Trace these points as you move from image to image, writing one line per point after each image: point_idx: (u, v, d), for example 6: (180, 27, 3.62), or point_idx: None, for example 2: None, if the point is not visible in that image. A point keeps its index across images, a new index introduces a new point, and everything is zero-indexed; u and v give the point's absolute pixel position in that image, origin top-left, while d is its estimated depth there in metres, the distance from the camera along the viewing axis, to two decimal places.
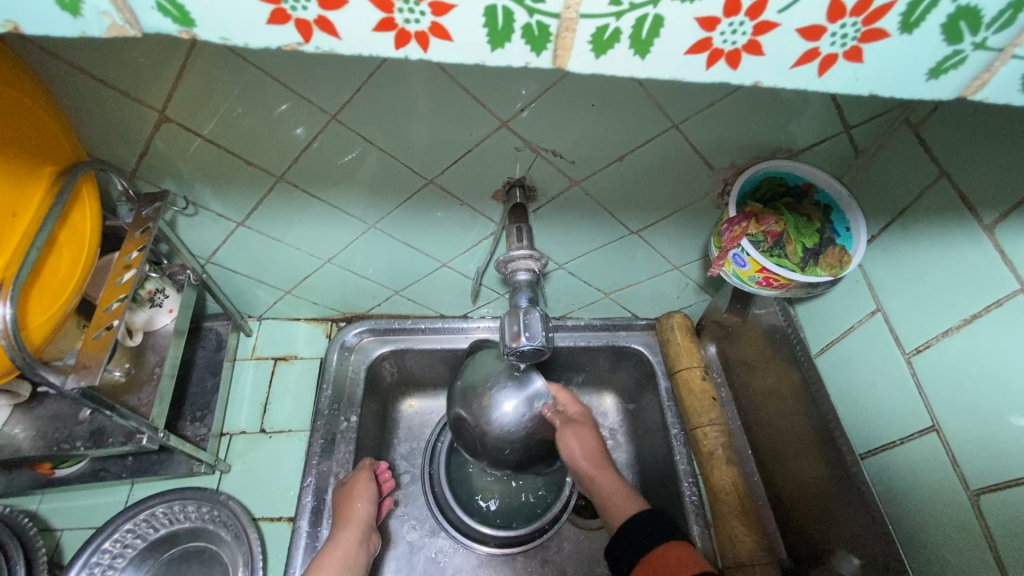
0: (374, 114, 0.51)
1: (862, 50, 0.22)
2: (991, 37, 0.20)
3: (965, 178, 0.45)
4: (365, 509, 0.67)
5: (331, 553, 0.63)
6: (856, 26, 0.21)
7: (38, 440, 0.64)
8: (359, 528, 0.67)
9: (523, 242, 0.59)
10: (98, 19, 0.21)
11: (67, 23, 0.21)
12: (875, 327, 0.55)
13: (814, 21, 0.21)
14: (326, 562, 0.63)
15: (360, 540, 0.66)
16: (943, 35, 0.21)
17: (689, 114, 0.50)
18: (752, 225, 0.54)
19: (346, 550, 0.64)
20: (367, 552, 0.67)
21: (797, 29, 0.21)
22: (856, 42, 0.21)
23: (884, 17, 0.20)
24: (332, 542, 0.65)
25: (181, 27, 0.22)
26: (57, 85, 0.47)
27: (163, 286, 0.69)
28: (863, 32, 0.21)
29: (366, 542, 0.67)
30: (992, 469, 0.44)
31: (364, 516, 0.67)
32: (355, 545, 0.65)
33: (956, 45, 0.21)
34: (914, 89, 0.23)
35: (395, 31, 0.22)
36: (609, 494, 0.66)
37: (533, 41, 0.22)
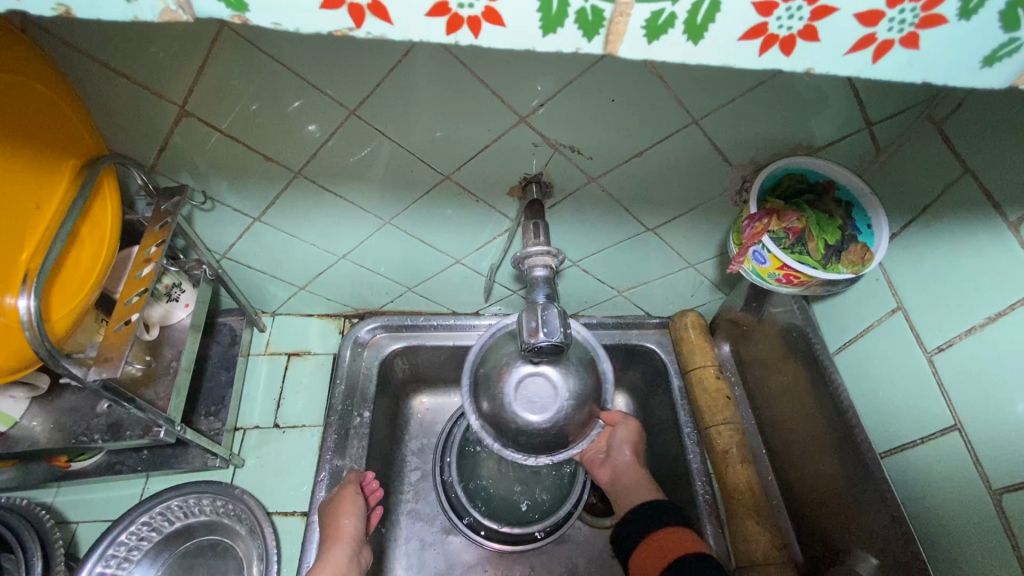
0: (393, 110, 0.51)
1: (920, 36, 0.21)
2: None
3: (990, 175, 0.45)
4: (354, 525, 0.66)
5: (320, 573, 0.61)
6: (915, 12, 0.21)
7: (56, 432, 0.64)
8: (348, 544, 0.65)
9: (541, 238, 0.59)
10: (153, 4, 0.21)
11: (121, 7, 0.21)
12: (895, 326, 0.55)
13: (874, 7, 0.21)
14: None
15: (351, 556, 0.65)
16: (1001, 23, 0.20)
17: (709, 110, 0.50)
18: (773, 222, 0.54)
19: (336, 568, 0.62)
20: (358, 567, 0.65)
21: (856, 14, 0.21)
22: (914, 28, 0.21)
23: (944, 3, 0.20)
24: (322, 561, 0.63)
25: (234, 12, 0.22)
26: (81, 78, 0.48)
27: (179, 280, 0.69)
28: (921, 18, 0.21)
29: (357, 557, 0.66)
30: (1016, 469, 0.44)
31: (354, 531, 0.66)
32: (346, 561, 0.64)
33: (1013, 33, 0.21)
34: (967, 77, 0.23)
35: (448, 16, 0.22)
36: (633, 485, 0.70)
37: (586, 26, 0.22)
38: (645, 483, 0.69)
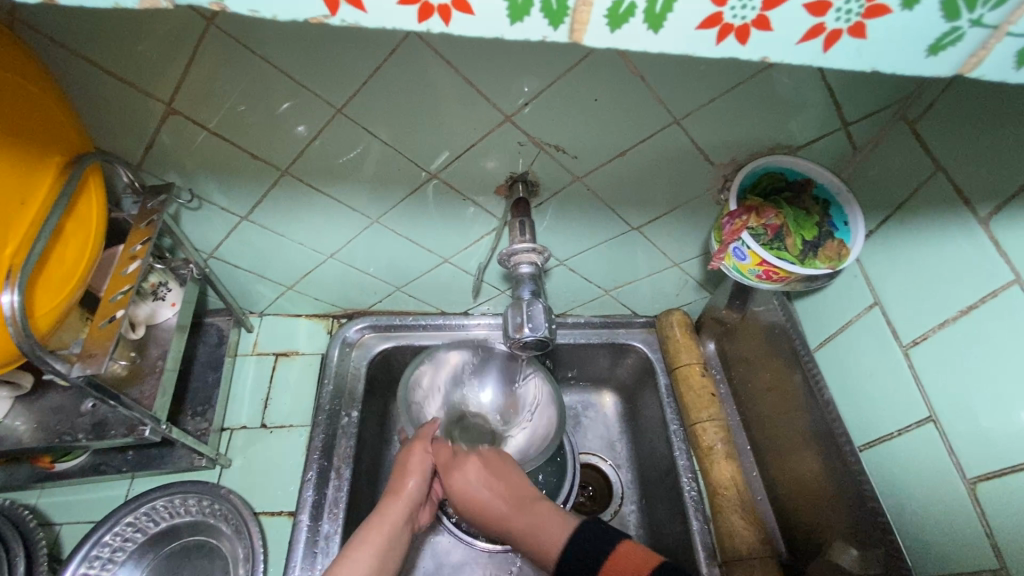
0: (379, 109, 0.52)
1: (866, 26, 0.22)
2: (988, 14, 0.21)
3: (960, 173, 0.46)
4: (418, 487, 0.63)
5: (376, 528, 0.58)
6: (860, 2, 0.21)
7: (40, 432, 0.64)
8: (406, 504, 0.61)
9: (526, 236, 0.59)
10: None
11: None
12: (873, 321, 0.56)
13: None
14: (370, 533, 0.57)
15: (408, 514, 0.61)
16: (942, 13, 0.21)
17: (690, 110, 0.51)
18: (752, 218, 0.55)
19: (391, 525, 0.59)
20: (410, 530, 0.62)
21: (804, 5, 0.22)
22: (860, 18, 0.22)
23: None
24: (381, 511, 0.60)
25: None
26: (67, 76, 0.48)
27: (166, 279, 0.70)
28: (866, 8, 0.22)
29: (411, 521, 0.62)
30: (990, 458, 0.45)
31: (415, 494, 0.62)
32: (401, 522, 0.60)
33: (954, 22, 0.22)
34: (915, 65, 0.24)
35: (418, 5, 0.23)
36: (533, 529, 0.60)
37: (551, 15, 0.23)
38: (547, 521, 0.59)
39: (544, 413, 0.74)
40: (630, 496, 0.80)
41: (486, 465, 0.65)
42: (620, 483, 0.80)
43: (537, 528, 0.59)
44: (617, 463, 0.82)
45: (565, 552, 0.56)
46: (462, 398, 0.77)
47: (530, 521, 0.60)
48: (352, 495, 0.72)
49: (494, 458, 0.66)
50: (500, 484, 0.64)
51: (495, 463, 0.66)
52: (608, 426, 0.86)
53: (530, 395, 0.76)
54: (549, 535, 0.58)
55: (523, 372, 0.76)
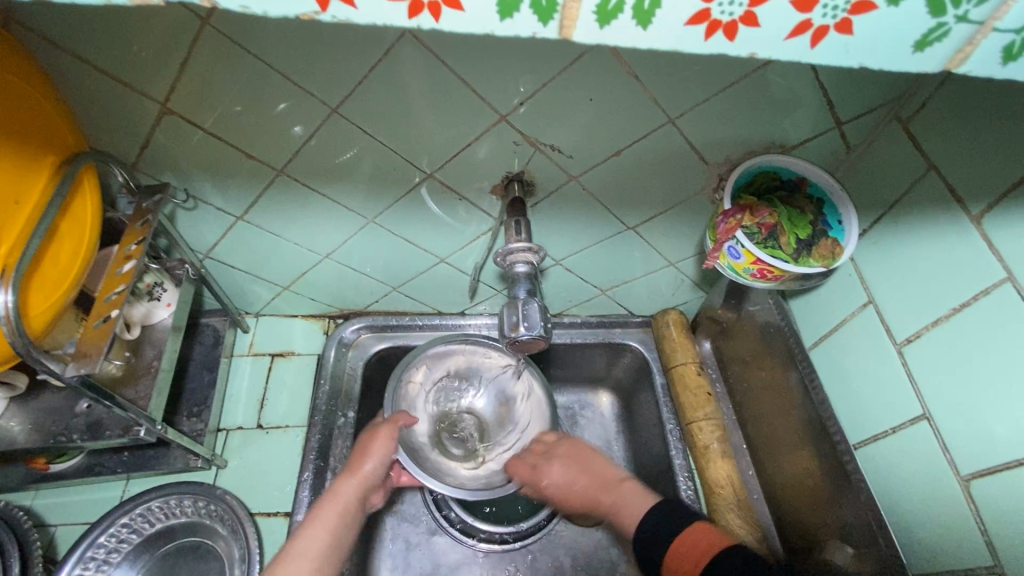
0: (375, 109, 0.52)
1: (853, 22, 0.23)
2: (973, 10, 0.21)
3: (952, 173, 0.47)
4: (375, 468, 0.64)
5: (330, 504, 0.60)
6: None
7: (34, 432, 0.64)
8: (360, 483, 0.62)
9: (522, 235, 0.60)
10: None
11: None
12: (867, 320, 0.56)
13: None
14: (324, 509, 0.59)
15: (361, 496, 0.62)
16: (928, 8, 0.22)
17: (685, 109, 0.51)
18: (747, 216, 0.55)
19: (341, 502, 0.60)
20: (362, 512, 0.63)
21: (790, 1, 0.22)
22: (846, 14, 0.22)
23: None
24: (332, 494, 0.61)
25: None
26: (61, 75, 0.48)
27: (161, 279, 0.69)
28: (852, 4, 0.22)
29: (366, 501, 0.63)
30: (983, 456, 0.45)
31: (373, 474, 0.63)
32: (354, 499, 0.61)
33: (940, 18, 0.22)
34: (902, 61, 0.24)
35: (410, 1, 0.23)
36: (620, 506, 0.59)
37: (541, 11, 0.23)
38: (639, 495, 0.58)
39: (534, 422, 0.75)
40: None
41: (576, 455, 0.65)
42: None
43: (622, 505, 0.58)
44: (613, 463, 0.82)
45: (643, 521, 0.54)
46: (455, 399, 0.78)
47: (617, 496, 0.59)
48: None
49: (575, 450, 0.66)
50: (583, 474, 0.64)
51: (586, 453, 0.66)
52: (604, 426, 0.86)
53: (522, 402, 0.76)
54: (633, 507, 0.57)
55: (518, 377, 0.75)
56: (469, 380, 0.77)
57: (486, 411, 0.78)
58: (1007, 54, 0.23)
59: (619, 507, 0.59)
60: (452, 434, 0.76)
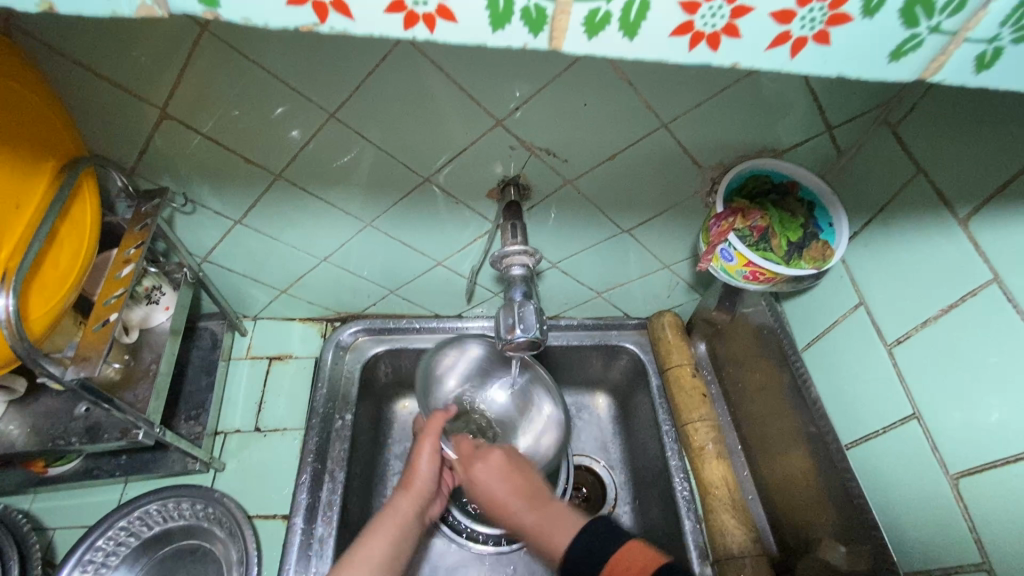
0: (372, 113, 0.53)
1: (829, 34, 0.23)
2: (945, 22, 0.22)
3: (941, 175, 0.47)
4: (426, 479, 0.65)
5: (387, 519, 0.61)
6: (822, 10, 0.23)
7: (32, 436, 0.64)
8: (418, 496, 0.64)
9: (518, 238, 0.60)
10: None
11: (100, 3, 0.22)
12: (858, 321, 0.57)
13: (785, 6, 0.23)
14: (381, 524, 0.60)
15: (418, 510, 0.63)
16: (901, 20, 0.23)
17: (677, 114, 0.52)
18: (739, 219, 0.56)
19: (400, 517, 0.61)
20: (421, 522, 0.64)
21: (770, 13, 0.23)
22: (823, 26, 0.23)
23: (848, 2, 0.22)
24: (390, 508, 0.62)
25: (206, 8, 0.23)
26: (61, 81, 0.48)
27: (160, 283, 0.70)
28: (829, 16, 0.23)
29: (424, 513, 0.64)
30: (971, 455, 0.46)
31: (424, 486, 0.65)
32: (412, 513, 0.63)
33: (914, 29, 0.23)
34: (878, 71, 0.25)
35: (405, 13, 0.23)
36: (543, 523, 0.57)
37: (531, 23, 0.24)
38: (568, 517, 0.56)
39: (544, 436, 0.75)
40: (624, 497, 0.80)
41: (513, 462, 0.63)
42: (613, 484, 0.81)
43: (550, 524, 0.56)
44: (610, 464, 0.83)
45: (569, 546, 0.52)
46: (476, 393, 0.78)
47: (542, 515, 0.57)
48: (346, 498, 0.72)
49: (509, 456, 0.64)
50: (515, 479, 0.62)
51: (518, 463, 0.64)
52: (601, 428, 0.86)
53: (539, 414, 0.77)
54: (557, 530, 0.55)
55: (539, 391, 0.77)
56: (492, 382, 0.78)
57: (501, 415, 0.78)
58: (980, 63, 0.24)
59: (544, 526, 0.56)
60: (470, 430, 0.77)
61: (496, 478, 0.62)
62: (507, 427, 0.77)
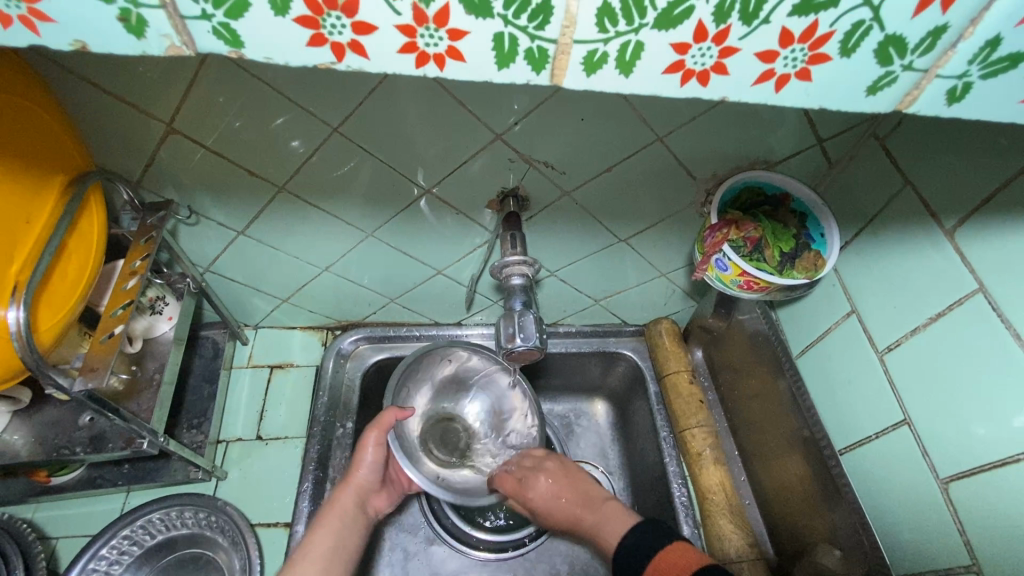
0: (374, 127, 0.54)
1: (811, 71, 0.25)
2: (917, 60, 0.24)
3: (928, 188, 0.49)
4: (369, 474, 0.66)
5: (329, 514, 0.63)
6: (804, 51, 0.24)
7: (37, 446, 0.65)
8: (357, 490, 0.66)
9: (517, 249, 0.62)
10: (159, 41, 0.24)
11: (131, 43, 0.24)
12: (851, 328, 0.58)
13: (768, 47, 0.24)
14: (325, 519, 0.63)
15: (360, 501, 0.66)
16: (877, 59, 0.24)
17: (672, 128, 0.53)
18: (732, 231, 0.57)
19: (342, 511, 0.64)
20: (365, 513, 0.66)
21: (756, 53, 0.25)
22: (804, 64, 0.25)
23: (826, 44, 0.24)
24: (331, 501, 0.64)
25: (231, 48, 0.25)
26: (70, 99, 0.49)
27: (163, 294, 0.70)
28: (810, 56, 0.24)
29: (365, 505, 0.67)
30: (960, 460, 0.47)
31: (367, 481, 0.66)
32: (354, 506, 0.65)
33: (888, 67, 0.25)
34: (857, 103, 0.27)
35: (416, 52, 0.25)
36: (603, 522, 0.63)
37: (534, 62, 0.25)
38: (625, 513, 0.63)
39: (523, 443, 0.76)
40: (623, 503, 0.81)
41: (564, 472, 0.69)
42: (612, 489, 0.82)
43: (604, 523, 0.62)
44: (609, 470, 0.84)
45: (625, 537, 0.59)
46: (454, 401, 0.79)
47: (599, 515, 0.63)
48: None
49: (564, 469, 0.69)
50: (570, 490, 0.67)
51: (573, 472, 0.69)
52: (600, 434, 0.87)
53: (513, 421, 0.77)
54: (613, 524, 0.62)
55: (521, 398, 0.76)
56: (469, 388, 0.79)
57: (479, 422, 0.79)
58: (952, 96, 0.26)
59: (601, 524, 0.63)
60: (444, 438, 0.78)
61: (553, 488, 0.67)
62: (480, 432, 0.78)
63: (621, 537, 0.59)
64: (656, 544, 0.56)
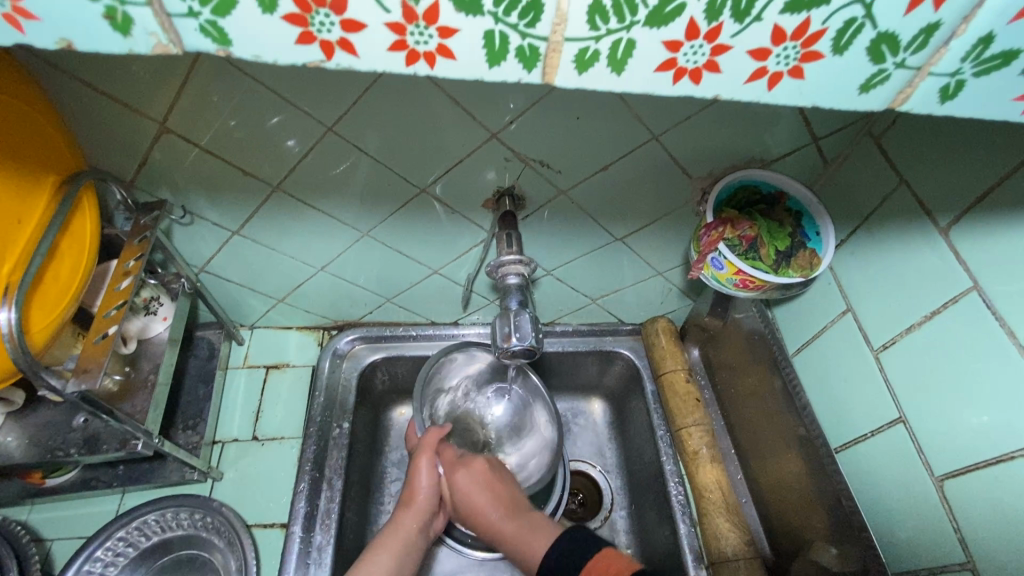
0: (368, 126, 0.54)
1: (803, 69, 0.25)
2: (909, 58, 0.24)
3: (923, 187, 0.49)
4: (430, 496, 0.64)
5: (390, 538, 0.60)
6: (796, 49, 0.24)
7: (31, 447, 0.64)
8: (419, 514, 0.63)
9: (513, 248, 0.61)
10: (146, 39, 0.24)
11: (118, 42, 0.24)
12: (846, 326, 0.58)
13: (761, 44, 0.24)
14: (387, 543, 0.60)
15: (422, 526, 0.63)
16: (869, 57, 0.24)
17: (668, 127, 0.53)
18: (728, 229, 0.57)
19: (404, 536, 0.61)
20: (426, 538, 0.63)
21: (748, 51, 0.24)
22: (797, 62, 0.25)
23: (818, 41, 0.24)
24: (394, 526, 0.62)
25: (220, 46, 0.24)
26: (61, 98, 0.49)
27: (157, 294, 0.70)
28: (802, 53, 0.24)
29: (427, 529, 0.64)
30: (954, 457, 0.47)
31: (427, 503, 0.64)
32: (416, 531, 0.62)
33: (881, 65, 0.25)
34: (850, 101, 0.26)
35: (406, 50, 0.25)
36: (525, 528, 0.61)
37: (525, 60, 0.25)
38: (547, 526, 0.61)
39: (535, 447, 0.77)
40: (620, 502, 0.81)
41: (489, 474, 0.65)
42: (609, 488, 0.82)
43: (528, 535, 0.60)
44: (606, 469, 0.84)
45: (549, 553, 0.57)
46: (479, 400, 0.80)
47: (518, 526, 0.61)
48: (344, 505, 0.73)
49: (489, 466, 0.67)
50: (489, 486, 0.64)
51: (495, 473, 0.66)
52: (596, 433, 0.87)
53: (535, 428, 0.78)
54: (537, 541, 0.59)
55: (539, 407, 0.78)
56: (496, 392, 0.80)
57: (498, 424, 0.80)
58: (945, 94, 0.26)
59: (523, 536, 0.60)
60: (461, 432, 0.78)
61: (473, 483, 0.64)
62: (504, 436, 0.79)
63: (545, 550, 0.58)
64: (588, 554, 0.54)
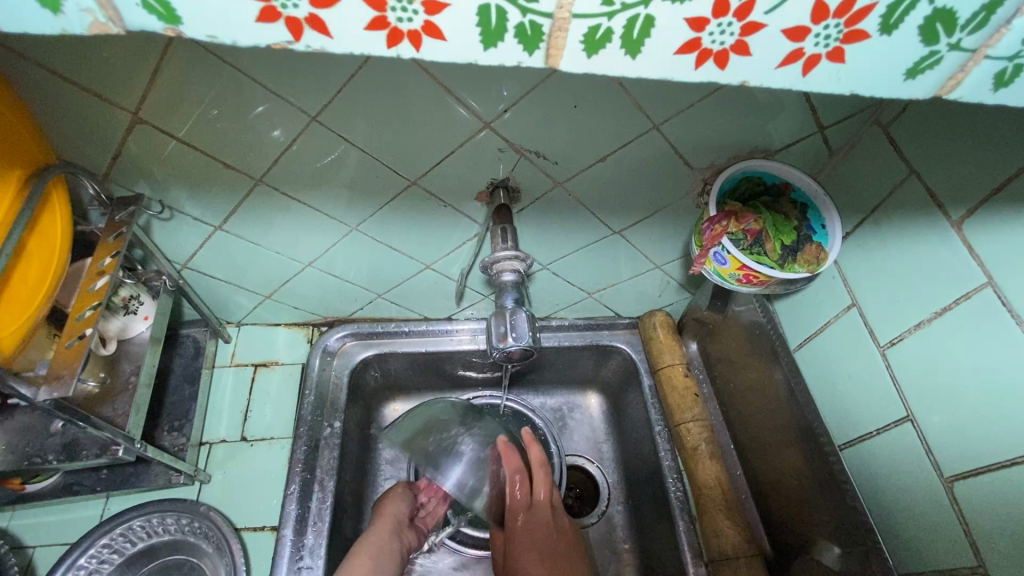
0: (356, 114, 0.51)
1: (845, 51, 0.23)
2: (965, 38, 0.22)
3: (935, 176, 0.47)
4: (397, 508, 0.71)
5: (363, 550, 0.65)
6: (838, 27, 0.22)
7: (7, 454, 0.62)
8: (389, 524, 0.69)
9: (508, 243, 0.59)
10: (80, 16, 0.21)
11: (49, 19, 0.21)
12: (851, 322, 0.57)
13: (800, 23, 0.22)
14: (359, 554, 0.64)
15: (397, 534, 0.69)
16: (921, 37, 0.22)
17: (669, 115, 0.51)
18: (732, 223, 0.55)
19: (377, 539, 0.66)
20: (401, 545, 0.68)
21: (783, 30, 0.22)
22: (838, 43, 0.23)
23: (865, 19, 0.22)
24: (369, 534, 0.67)
25: (167, 24, 0.22)
26: (25, 86, 0.46)
27: (138, 293, 0.67)
28: (845, 33, 0.22)
29: (400, 535, 0.69)
30: (966, 457, 0.46)
31: (398, 513, 0.70)
32: (389, 537, 0.67)
33: (933, 46, 0.22)
34: (894, 88, 0.24)
35: (388, 29, 0.22)
36: None
37: (526, 41, 0.23)
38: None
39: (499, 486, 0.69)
40: (616, 496, 0.80)
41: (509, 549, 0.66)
42: (605, 483, 0.81)
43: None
44: (602, 463, 0.83)
45: None
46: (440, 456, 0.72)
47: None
48: (336, 506, 0.71)
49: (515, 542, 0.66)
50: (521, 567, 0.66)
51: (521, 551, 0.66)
52: (593, 428, 0.86)
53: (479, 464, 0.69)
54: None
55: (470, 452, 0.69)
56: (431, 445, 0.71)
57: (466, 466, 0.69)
58: (999, 81, 0.24)
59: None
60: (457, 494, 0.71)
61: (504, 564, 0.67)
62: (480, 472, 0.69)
63: None
64: None
